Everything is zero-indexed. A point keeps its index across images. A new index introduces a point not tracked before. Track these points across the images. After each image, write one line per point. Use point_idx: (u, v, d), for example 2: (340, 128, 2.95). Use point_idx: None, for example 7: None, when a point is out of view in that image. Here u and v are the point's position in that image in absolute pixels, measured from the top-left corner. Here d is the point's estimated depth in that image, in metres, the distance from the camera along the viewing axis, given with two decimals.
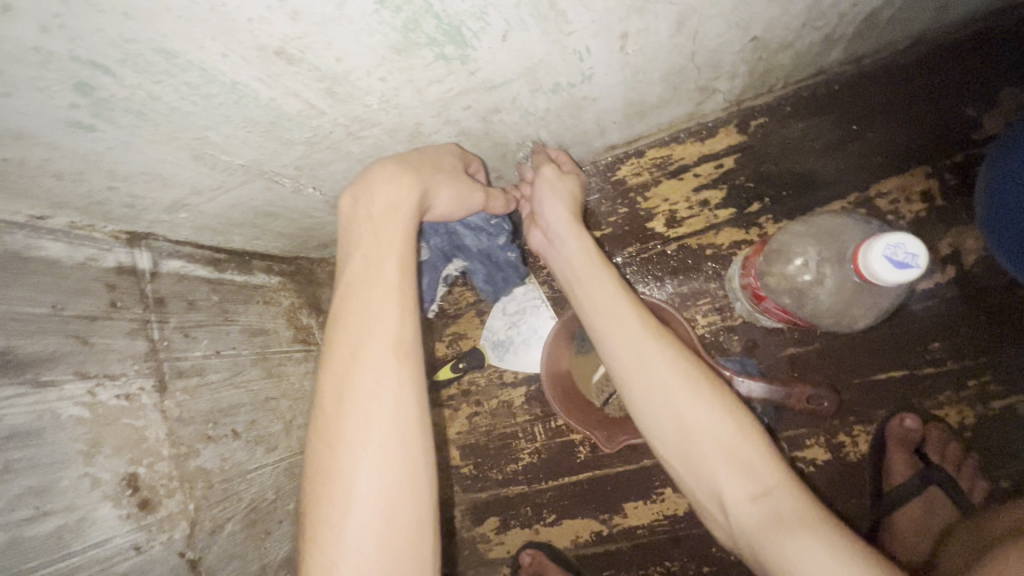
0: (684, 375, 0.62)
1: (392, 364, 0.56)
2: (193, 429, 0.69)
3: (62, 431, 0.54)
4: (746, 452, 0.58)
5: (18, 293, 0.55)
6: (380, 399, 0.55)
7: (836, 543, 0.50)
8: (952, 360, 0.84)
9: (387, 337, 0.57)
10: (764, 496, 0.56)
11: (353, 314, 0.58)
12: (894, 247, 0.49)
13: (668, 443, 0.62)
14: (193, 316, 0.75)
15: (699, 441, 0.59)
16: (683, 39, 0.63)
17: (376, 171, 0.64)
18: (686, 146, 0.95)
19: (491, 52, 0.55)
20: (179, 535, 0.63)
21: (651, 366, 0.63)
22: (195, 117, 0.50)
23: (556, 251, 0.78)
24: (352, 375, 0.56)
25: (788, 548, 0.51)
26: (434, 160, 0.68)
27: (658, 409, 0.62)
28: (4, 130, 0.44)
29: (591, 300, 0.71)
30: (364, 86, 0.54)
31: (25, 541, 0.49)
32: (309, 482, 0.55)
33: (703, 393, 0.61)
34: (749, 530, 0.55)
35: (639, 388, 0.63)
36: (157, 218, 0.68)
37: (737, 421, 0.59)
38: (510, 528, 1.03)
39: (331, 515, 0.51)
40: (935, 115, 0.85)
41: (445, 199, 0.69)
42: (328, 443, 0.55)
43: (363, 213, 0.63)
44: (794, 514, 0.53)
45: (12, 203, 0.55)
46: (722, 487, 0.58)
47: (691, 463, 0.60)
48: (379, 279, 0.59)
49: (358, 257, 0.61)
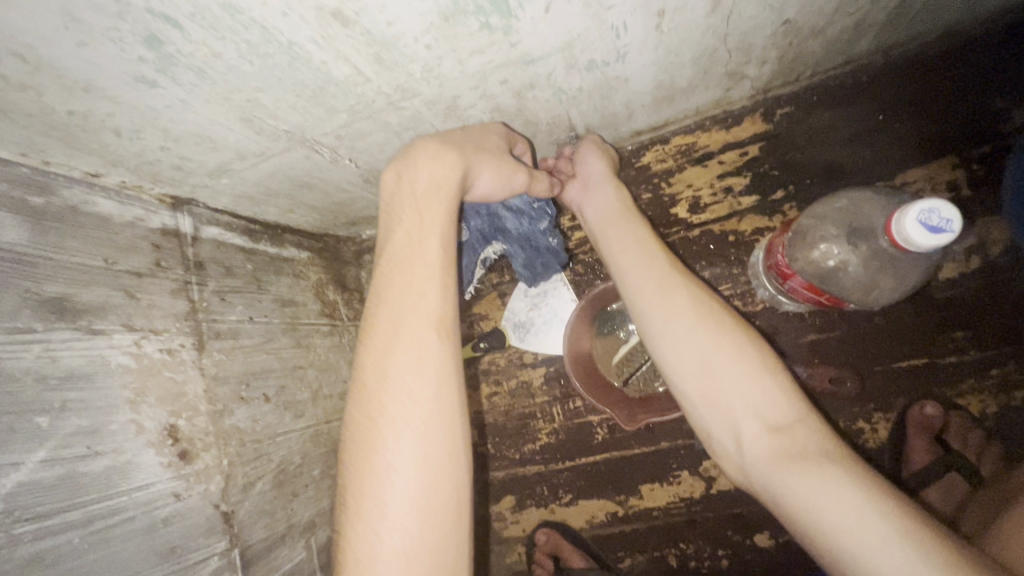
0: (710, 317, 0.68)
1: (434, 338, 0.58)
2: (228, 388, 0.71)
3: (111, 377, 0.57)
4: (767, 391, 0.63)
5: (74, 244, 0.57)
6: (421, 372, 0.56)
7: (854, 474, 0.55)
8: (975, 350, 0.84)
9: (429, 313, 0.59)
10: (781, 430, 0.60)
11: (395, 289, 0.60)
12: (928, 212, 0.51)
13: (688, 377, 0.66)
14: (229, 282, 0.78)
15: (722, 376, 0.64)
16: (718, 19, 0.63)
17: (421, 147, 0.66)
18: (711, 134, 0.96)
19: (534, 24, 0.56)
20: (214, 487, 0.65)
21: (679, 305, 0.70)
22: (250, 77, 0.53)
23: (593, 201, 0.87)
24: (394, 347, 0.58)
25: (807, 479, 0.56)
26: (477, 140, 0.70)
27: (683, 347, 0.67)
28: (75, 81, 0.47)
29: (625, 248, 0.78)
30: (411, 53, 0.55)
31: (77, 478, 0.51)
32: (346, 448, 0.57)
33: (730, 333, 0.67)
34: (766, 461, 0.60)
35: (665, 325, 0.69)
36: (201, 183, 0.71)
37: (760, 359, 0.65)
38: (526, 507, 1.04)
39: (372, 481, 0.53)
40: (965, 106, 0.84)
41: (488, 178, 0.71)
42: (368, 417, 0.56)
43: (407, 189, 0.65)
44: (812, 448, 0.58)
45: (71, 158, 0.57)
46: (740, 421, 0.62)
47: (711, 399, 0.64)
48: (421, 254, 0.61)
49: (401, 234, 0.64)
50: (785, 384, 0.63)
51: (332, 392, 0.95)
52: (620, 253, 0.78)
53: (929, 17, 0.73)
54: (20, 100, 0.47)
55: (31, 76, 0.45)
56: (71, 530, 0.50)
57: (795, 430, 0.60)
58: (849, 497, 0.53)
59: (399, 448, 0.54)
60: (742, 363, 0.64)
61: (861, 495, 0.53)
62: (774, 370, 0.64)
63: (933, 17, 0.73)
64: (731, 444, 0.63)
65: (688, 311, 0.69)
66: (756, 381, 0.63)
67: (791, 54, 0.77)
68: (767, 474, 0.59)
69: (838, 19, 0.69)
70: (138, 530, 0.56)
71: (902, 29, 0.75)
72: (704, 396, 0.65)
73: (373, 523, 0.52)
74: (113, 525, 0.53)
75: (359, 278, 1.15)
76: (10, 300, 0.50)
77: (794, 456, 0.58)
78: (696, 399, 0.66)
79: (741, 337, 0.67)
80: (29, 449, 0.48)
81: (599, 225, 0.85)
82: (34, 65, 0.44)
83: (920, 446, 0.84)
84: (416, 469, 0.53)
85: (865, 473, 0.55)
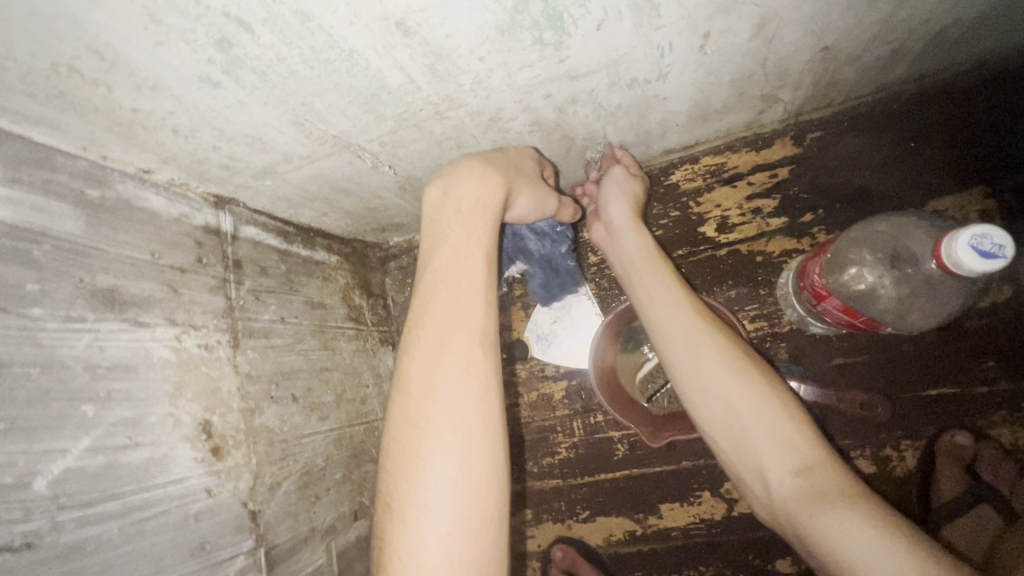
0: (734, 360, 0.69)
1: (478, 353, 0.58)
2: (259, 387, 0.71)
3: (153, 370, 0.57)
4: (791, 434, 0.63)
5: (125, 238, 0.59)
6: (466, 383, 0.57)
7: (882, 521, 0.53)
8: (1007, 379, 0.83)
9: (474, 327, 0.60)
10: (808, 474, 0.60)
11: (440, 301, 0.61)
12: (980, 238, 0.51)
13: (716, 425, 0.68)
14: (264, 282, 0.79)
15: (747, 424, 0.65)
16: (760, 42, 0.64)
17: (465, 168, 0.68)
18: (740, 155, 0.97)
19: (584, 40, 0.56)
20: (243, 486, 0.65)
21: (704, 342, 0.71)
22: (309, 82, 0.54)
23: (615, 241, 0.88)
24: (441, 357, 0.58)
25: (829, 523, 0.55)
26: (517, 164, 0.74)
27: (707, 386, 0.68)
28: (145, 79, 0.49)
29: (648, 291, 0.79)
30: (463, 65, 0.56)
31: (119, 467, 0.52)
32: (387, 459, 0.57)
33: (752, 378, 0.67)
34: (792, 504, 0.60)
35: (686, 366, 0.71)
36: (245, 183, 0.73)
37: (784, 404, 0.65)
38: (542, 522, 1.03)
39: (416, 492, 0.53)
40: (995, 136, 0.85)
41: (524, 203, 0.74)
42: (412, 427, 0.56)
43: (452, 207, 0.67)
44: (837, 492, 0.57)
45: (129, 153, 0.59)
46: (767, 466, 0.63)
47: (739, 444, 0.65)
48: (468, 269, 0.62)
49: (446, 248, 0.64)
50: (809, 429, 0.64)
51: (355, 397, 0.95)
52: (643, 297, 0.79)
53: (964, 49, 0.73)
54: (91, 95, 0.49)
55: (106, 73, 0.47)
56: (110, 520, 0.50)
57: (820, 472, 0.60)
58: (877, 541, 0.52)
59: (444, 458, 0.54)
60: (765, 408, 0.65)
61: (883, 534, 0.52)
62: (798, 416, 0.65)
63: (973, 48, 0.74)
64: (760, 489, 0.64)
65: (711, 349, 0.70)
66: (778, 424, 0.64)
67: (826, 80, 0.78)
68: (793, 515, 0.60)
69: (876, 48, 0.70)
70: (172, 524, 0.56)
71: (938, 60, 0.76)
72: (731, 441, 0.66)
73: (417, 533, 0.51)
74: (149, 518, 0.53)
75: (383, 284, 1.16)
76: (65, 289, 0.51)
77: (820, 500, 0.57)
78: (723, 442, 0.67)
79: (765, 383, 0.67)
80: (76, 437, 0.49)
81: (623, 264, 0.86)
82: (110, 62, 0.46)
83: (952, 477, 0.82)
84: (462, 480, 0.53)
85: (888, 517, 0.54)
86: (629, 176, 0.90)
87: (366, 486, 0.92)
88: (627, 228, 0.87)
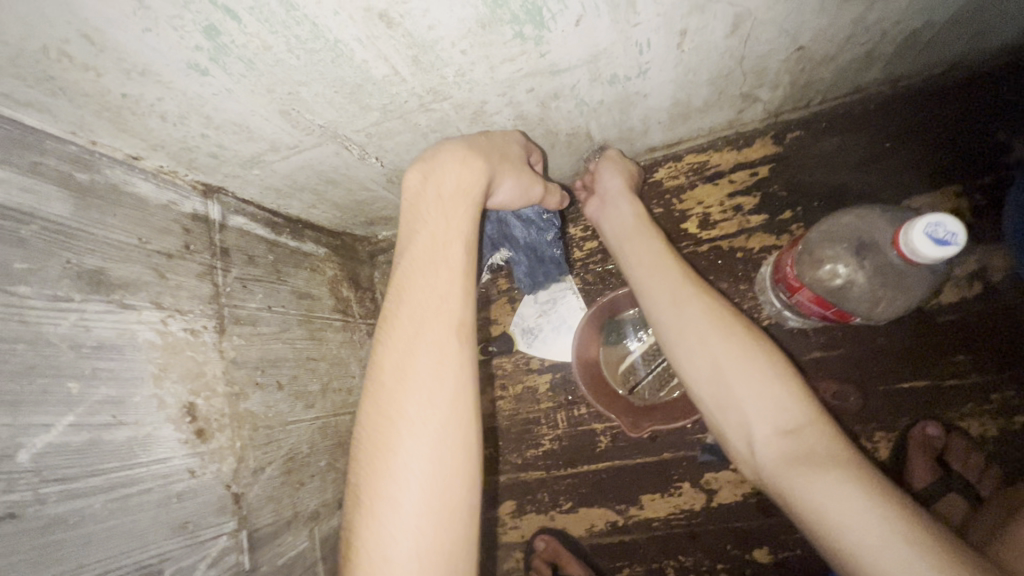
0: (722, 324, 0.71)
1: (454, 342, 0.60)
2: (245, 372, 0.72)
3: (138, 351, 0.58)
4: (782, 396, 0.64)
5: (113, 222, 0.60)
6: (441, 373, 0.58)
7: (866, 482, 0.56)
8: (977, 373, 0.85)
9: (450, 317, 0.61)
10: (793, 431, 0.62)
11: (416, 291, 0.62)
12: (934, 226, 0.53)
13: (703, 384, 0.69)
14: (252, 270, 0.80)
15: (737, 386, 0.65)
16: (735, 41, 0.66)
17: (448, 152, 0.69)
18: (722, 153, 0.99)
19: (564, 35, 0.58)
20: (226, 468, 0.66)
21: (694, 308, 0.73)
22: (296, 71, 0.55)
23: (610, 213, 0.91)
24: (415, 347, 0.59)
25: (813, 480, 0.57)
26: (501, 149, 0.75)
27: (695, 349, 0.70)
28: (133, 65, 0.50)
29: (641, 261, 0.82)
30: (447, 57, 0.58)
31: (103, 444, 0.53)
32: (361, 447, 0.58)
33: (741, 340, 0.68)
34: (776, 460, 0.61)
35: (676, 329, 0.72)
36: (233, 172, 0.74)
37: (772, 364, 0.66)
38: (525, 513, 1.05)
39: (387, 481, 0.54)
40: (965, 137, 0.88)
41: (508, 187, 0.75)
42: (385, 417, 0.57)
43: (432, 193, 0.68)
44: (822, 452, 0.59)
45: (117, 139, 0.60)
46: (752, 423, 0.64)
47: (724, 402, 0.67)
48: (445, 258, 0.64)
49: (424, 235, 0.65)
50: (797, 387, 0.65)
51: (341, 386, 0.96)
52: (637, 266, 0.82)
53: (935, 51, 0.76)
54: (80, 79, 0.50)
55: (95, 57, 0.48)
56: (93, 495, 0.51)
57: (808, 433, 0.61)
58: (859, 503, 0.54)
59: (415, 448, 0.55)
60: (756, 371, 0.65)
61: (867, 495, 0.54)
62: (785, 376, 0.65)
63: (943, 50, 0.76)
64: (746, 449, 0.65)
65: (701, 314, 0.72)
66: (768, 385, 0.64)
67: (803, 80, 0.81)
68: (776, 473, 0.61)
69: (849, 49, 0.73)
70: (154, 502, 0.57)
71: (909, 62, 0.78)
72: (719, 402, 0.67)
73: (386, 522, 0.53)
74: (132, 495, 0.54)
75: (372, 278, 1.18)
76: (52, 269, 0.52)
77: (805, 461, 0.59)
78: (709, 399, 0.68)
79: (755, 346, 0.68)
80: (60, 413, 0.50)
81: (615, 235, 0.89)
82: (100, 47, 0.47)
83: (922, 465, 0.84)
84: (432, 472, 0.54)
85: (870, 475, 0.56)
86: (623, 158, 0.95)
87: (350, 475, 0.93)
88: (621, 198, 0.90)
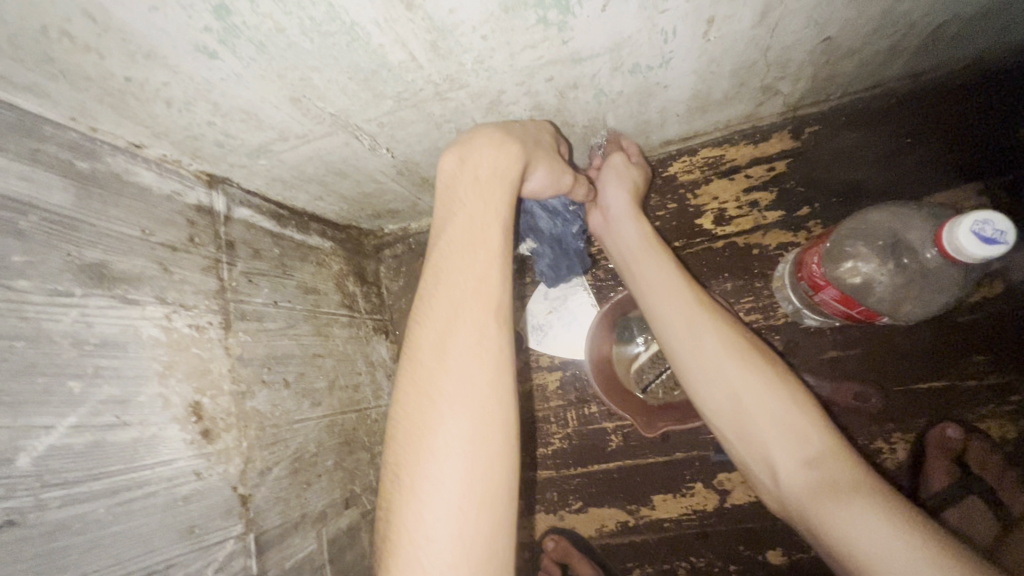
0: (739, 352, 0.70)
1: (493, 325, 0.57)
2: (251, 370, 0.70)
3: (142, 348, 0.56)
4: (801, 423, 0.64)
5: (115, 213, 0.57)
6: (480, 354, 0.56)
7: (891, 513, 0.55)
8: (996, 374, 0.84)
9: (489, 299, 0.58)
10: (816, 465, 0.62)
11: (455, 271, 0.60)
12: (982, 223, 0.52)
13: (722, 417, 0.69)
14: (257, 264, 0.78)
15: (756, 417, 0.66)
16: (763, 30, 0.63)
17: (485, 135, 0.67)
18: (739, 148, 0.97)
19: (589, 22, 0.56)
20: (233, 469, 0.64)
21: (710, 337, 0.71)
22: (308, 56, 0.53)
23: (615, 231, 0.86)
24: (454, 328, 0.57)
25: (836, 516, 0.57)
26: (534, 136, 0.73)
27: (713, 380, 0.69)
28: (139, 46, 0.47)
29: (650, 285, 0.78)
30: (466, 43, 0.55)
31: (106, 446, 0.50)
32: (397, 428, 0.56)
33: (760, 370, 0.68)
34: (800, 495, 0.62)
35: (690, 358, 0.71)
36: (239, 162, 0.72)
37: (792, 395, 0.66)
38: (534, 513, 1.03)
39: (426, 462, 0.52)
40: (988, 133, 0.86)
41: (541, 175, 0.72)
42: (422, 396, 0.55)
43: (469, 175, 0.65)
44: (845, 484, 0.59)
45: (119, 125, 0.58)
46: (775, 458, 0.64)
47: (746, 436, 0.67)
48: (484, 240, 0.61)
49: (462, 217, 0.63)
50: (818, 417, 0.65)
51: (348, 383, 0.94)
52: (646, 291, 0.79)
53: (963, 44, 0.74)
54: (82, 61, 0.48)
55: (98, 38, 0.45)
56: (96, 499, 0.49)
57: (831, 465, 0.61)
58: (886, 534, 0.54)
59: (455, 430, 0.53)
60: (774, 399, 0.66)
61: (892, 524, 0.54)
62: (804, 405, 0.66)
63: (972, 44, 0.74)
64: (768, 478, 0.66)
65: (716, 344, 0.70)
66: (786, 415, 0.65)
67: (826, 73, 0.78)
68: (803, 508, 0.61)
69: (877, 41, 0.70)
70: (160, 506, 0.55)
71: (936, 54, 0.76)
72: (738, 435, 0.68)
73: (426, 503, 0.51)
74: (137, 498, 0.52)
75: (377, 272, 1.15)
76: (52, 262, 0.49)
77: (829, 491, 0.59)
78: (731, 434, 0.69)
79: (772, 373, 0.68)
80: (61, 414, 0.47)
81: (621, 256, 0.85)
82: (103, 26, 0.44)
83: (940, 468, 0.84)
84: (473, 454, 0.52)
85: (895, 506, 0.56)
86: (629, 165, 0.88)
87: (357, 473, 0.91)
88: (626, 217, 0.85)
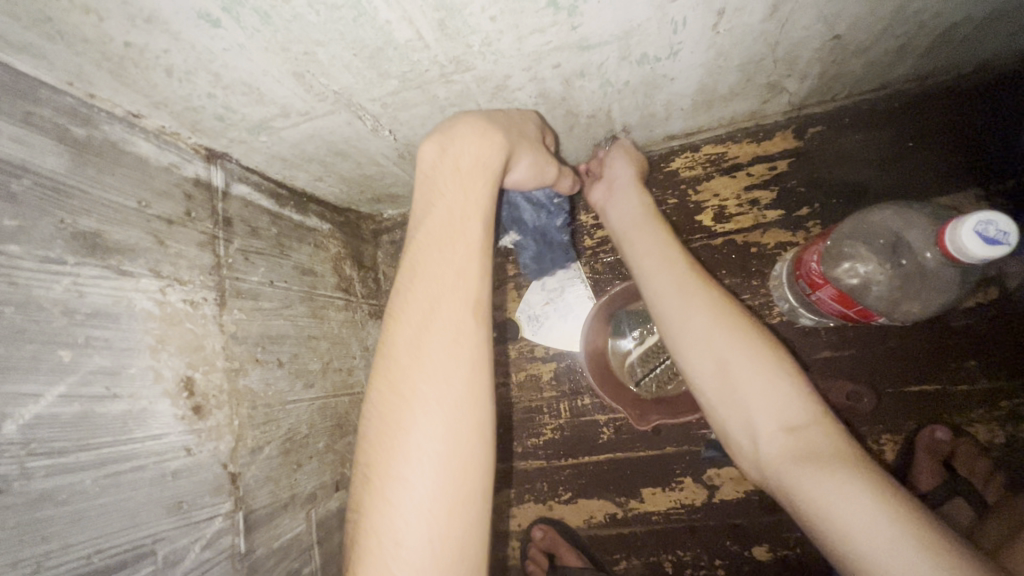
0: (727, 317, 0.69)
1: (470, 321, 0.57)
2: (245, 348, 0.69)
3: (134, 320, 0.55)
4: (785, 391, 0.63)
5: (111, 182, 0.56)
6: (455, 353, 0.55)
7: (872, 483, 0.53)
8: (987, 379, 0.85)
9: (467, 295, 0.58)
10: (798, 432, 0.60)
11: (431, 268, 0.59)
12: (984, 224, 0.52)
13: (706, 380, 0.67)
14: (255, 243, 0.77)
15: (738, 382, 0.64)
16: (772, 25, 0.63)
17: (467, 124, 0.66)
18: (742, 146, 0.97)
19: (598, 8, 0.55)
20: (223, 446, 0.64)
21: (699, 307, 0.70)
22: (312, 29, 0.52)
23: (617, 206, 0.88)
24: (429, 326, 0.56)
25: (814, 484, 0.55)
26: (518, 127, 0.72)
27: (698, 344, 0.68)
28: (139, 10, 0.46)
29: (643, 256, 0.79)
30: (474, 23, 0.55)
31: (95, 417, 0.50)
32: (370, 427, 0.56)
33: (748, 337, 0.66)
34: (777, 459, 0.60)
35: (679, 322, 0.71)
36: (239, 137, 0.71)
37: (777, 362, 0.65)
38: (523, 502, 1.03)
39: (397, 463, 0.52)
40: (988, 141, 0.87)
41: (523, 168, 0.72)
42: (396, 395, 0.55)
43: (450, 166, 0.64)
44: (826, 452, 0.57)
45: (118, 93, 0.57)
46: (756, 422, 0.63)
47: (727, 398, 0.65)
48: (462, 232, 0.60)
49: (441, 209, 0.62)
50: (806, 389, 0.63)
51: (341, 366, 0.93)
52: (641, 259, 0.79)
53: (969, 49, 0.74)
54: (80, 23, 0.46)
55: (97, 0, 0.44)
56: (83, 470, 0.48)
57: (813, 433, 0.59)
58: (863, 504, 0.52)
59: (428, 431, 0.52)
60: (758, 367, 0.64)
61: (877, 498, 0.52)
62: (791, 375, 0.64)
63: (978, 49, 0.74)
64: (748, 444, 0.64)
65: (704, 309, 0.70)
66: (769, 382, 0.63)
67: (833, 72, 0.78)
68: (780, 472, 0.60)
69: (885, 40, 0.70)
70: (148, 480, 0.54)
71: (941, 59, 0.76)
72: (720, 398, 0.66)
73: (396, 505, 0.50)
74: (124, 471, 0.52)
75: (374, 257, 1.15)
76: (45, 229, 0.48)
77: (808, 459, 0.57)
78: (712, 395, 0.67)
79: (760, 341, 0.66)
80: (50, 382, 0.46)
81: (621, 228, 0.86)
82: None
83: (926, 470, 0.85)
84: (446, 455, 0.52)
85: (878, 479, 0.53)
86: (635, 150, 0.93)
87: (348, 457, 0.90)
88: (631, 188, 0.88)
